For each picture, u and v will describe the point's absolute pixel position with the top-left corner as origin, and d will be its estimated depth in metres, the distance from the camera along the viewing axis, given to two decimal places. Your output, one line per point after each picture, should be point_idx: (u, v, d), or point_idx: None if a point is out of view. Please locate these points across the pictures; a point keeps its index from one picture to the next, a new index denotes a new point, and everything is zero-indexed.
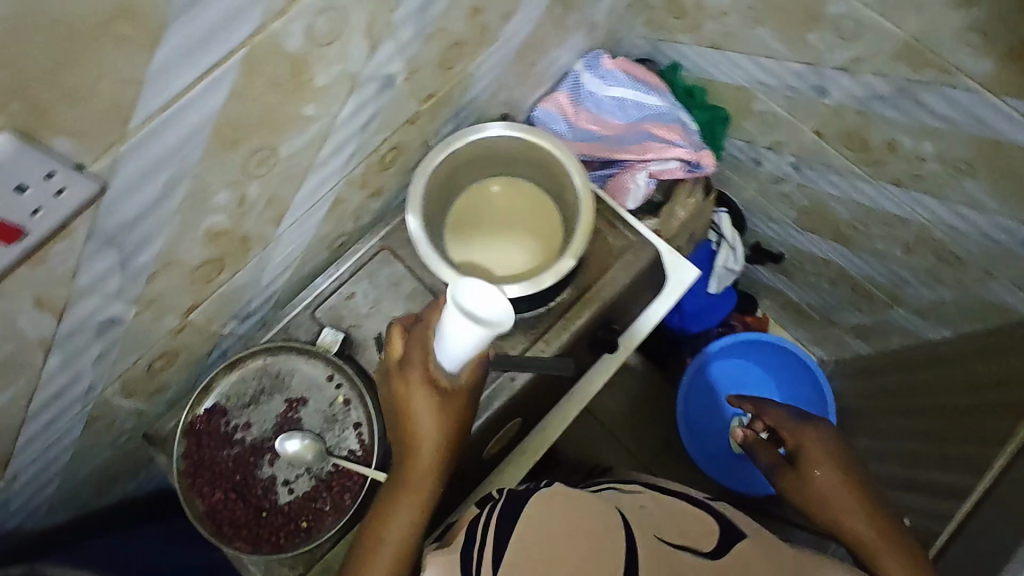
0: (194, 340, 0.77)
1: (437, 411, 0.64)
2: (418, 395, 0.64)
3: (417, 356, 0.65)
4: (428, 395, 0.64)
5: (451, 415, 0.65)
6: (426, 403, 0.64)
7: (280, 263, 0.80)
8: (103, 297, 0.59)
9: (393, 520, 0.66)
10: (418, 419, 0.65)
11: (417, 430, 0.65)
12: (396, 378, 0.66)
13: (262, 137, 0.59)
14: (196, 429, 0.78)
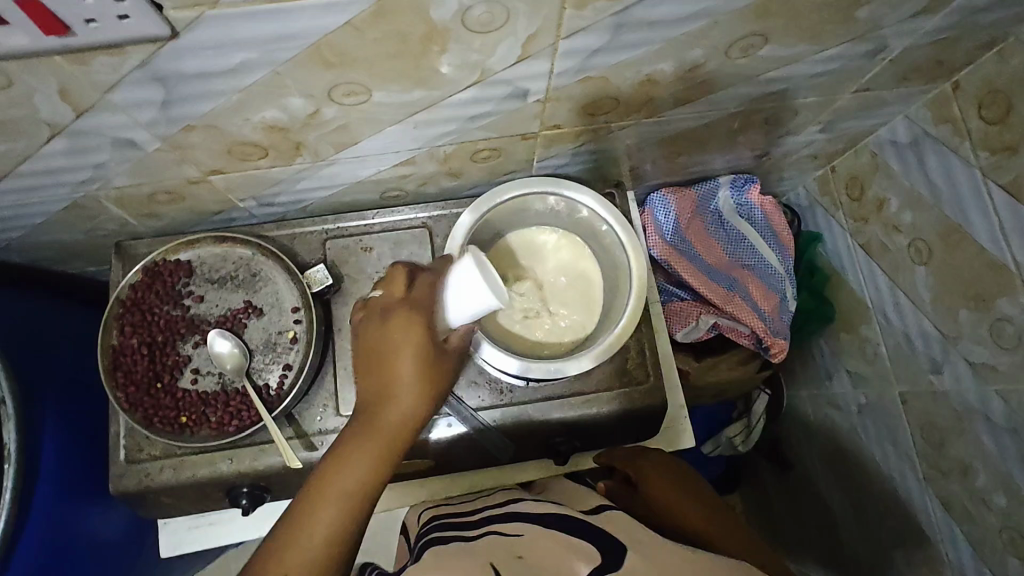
0: (206, 197, 0.74)
1: (431, 362, 0.57)
2: (408, 336, 0.57)
3: (404, 288, 0.60)
4: (427, 346, 0.57)
5: (438, 374, 0.57)
6: (414, 358, 0.56)
7: (326, 181, 0.76)
8: (131, 120, 0.56)
9: (356, 466, 0.54)
10: (403, 364, 0.56)
11: (397, 377, 0.56)
12: (378, 319, 0.58)
13: (361, 74, 0.54)
14: (158, 272, 0.75)
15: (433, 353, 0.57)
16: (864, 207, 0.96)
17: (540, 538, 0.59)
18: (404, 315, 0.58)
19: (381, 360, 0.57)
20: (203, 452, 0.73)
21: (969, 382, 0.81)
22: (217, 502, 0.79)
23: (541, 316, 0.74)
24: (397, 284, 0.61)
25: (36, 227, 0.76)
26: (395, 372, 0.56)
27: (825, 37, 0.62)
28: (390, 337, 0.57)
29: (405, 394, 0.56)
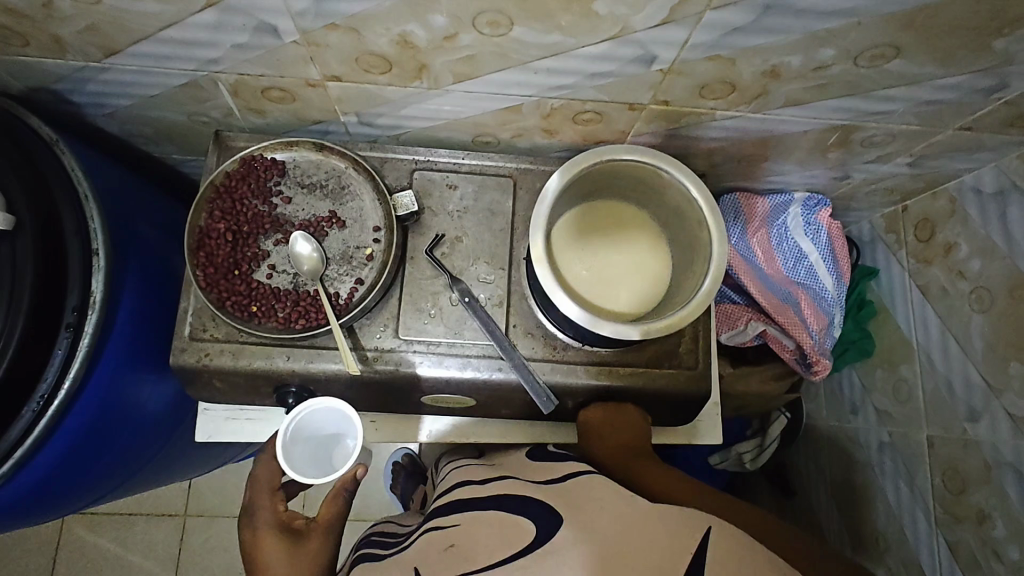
0: (313, 103, 0.77)
1: (296, 548, 0.76)
2: (272, 544, 0.75)
3: (270, 484, 0.80)
4: (288, 546, 0.76)
5: (312, 553, 0.75)
6: (280, 560, 0.74)
7: (430, 111, 0.78)
8: (283, 6, 0.58)
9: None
10: (280, 557, 0.74)
11: (279, 558, 0.74)
12: (250, 532, 0.78)
13: (511, 4, 0.56)
14: (252, 166, 0.78)
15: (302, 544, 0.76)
16: (929, 250, 0.97)
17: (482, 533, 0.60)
18: (266, 532, 0.77)
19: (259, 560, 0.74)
20: (263, 344, 0.76)
21: (1005, 434, 0.82)
22: (262, 398, 0.81)
23: (610, 283, 0.77)
24: (261, 507, 0.79)
25: (146, 100, 0.78)
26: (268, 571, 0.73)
27: (953, 62, 0.63)
28: (258, 543, 0.76)
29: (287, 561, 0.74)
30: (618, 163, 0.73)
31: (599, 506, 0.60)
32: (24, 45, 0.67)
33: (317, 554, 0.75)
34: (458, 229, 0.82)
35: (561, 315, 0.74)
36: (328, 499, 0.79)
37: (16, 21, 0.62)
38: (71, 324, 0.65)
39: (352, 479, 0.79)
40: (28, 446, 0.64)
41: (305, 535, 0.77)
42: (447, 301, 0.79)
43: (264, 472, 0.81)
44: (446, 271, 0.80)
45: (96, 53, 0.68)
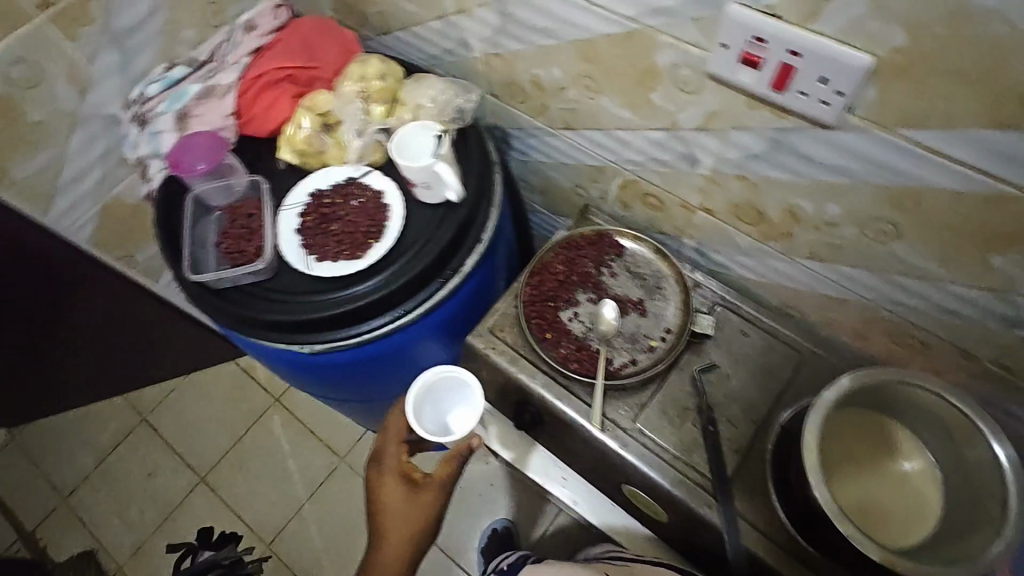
0: (672, 218, 0.93)
1: (413, 501, 0.87)
2: (398, 491, 0.87)
3: (399, 432, 0.89)
4: (412, 497, 0.87)
5: (427, 506, 0.87)
6: (399, 501, 0.86)
7: (761, 267, 0.89)
8: (717, 150, 0.75)
9: (396, 537, 0.86)
10: (400, 499, 0.86)
11: (401, 500, 0.86)
12: (374, 472, 0.89)
13: (911, 224, 0.65)
14: (603, 240, 0.97)
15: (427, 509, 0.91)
16: None
17: None
18: (390, 481, 0.87)
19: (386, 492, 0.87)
20: (535, 366, 0.90)
21: None
22: (503, 403, 0.96)
23: (852, 491, 0.75)
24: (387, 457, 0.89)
25: (553, 163, 1.04)
26: (389, 509, 0.86)
27: None
28: (383, 486, 0.87)
29: (424, 500, 0.87)
30: (923, 397, 0.72)
31: None
32: (518, 102, 0.96)
33: (429, 507, 0.87)
34: (731, 368, 0.89)
35: (796, 492, 0.74)
36: (445, 460, 0.88)
37: (531, 89, 0.91)
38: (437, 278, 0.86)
39: (467, 448, 0.87)
40: (362, 336, 0.84)
41: (428, 492, 0.87)
42: (690, 421, 0.86)
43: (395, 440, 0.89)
44: (704, 396, 0.87)
45: (556, 124, 0.94)
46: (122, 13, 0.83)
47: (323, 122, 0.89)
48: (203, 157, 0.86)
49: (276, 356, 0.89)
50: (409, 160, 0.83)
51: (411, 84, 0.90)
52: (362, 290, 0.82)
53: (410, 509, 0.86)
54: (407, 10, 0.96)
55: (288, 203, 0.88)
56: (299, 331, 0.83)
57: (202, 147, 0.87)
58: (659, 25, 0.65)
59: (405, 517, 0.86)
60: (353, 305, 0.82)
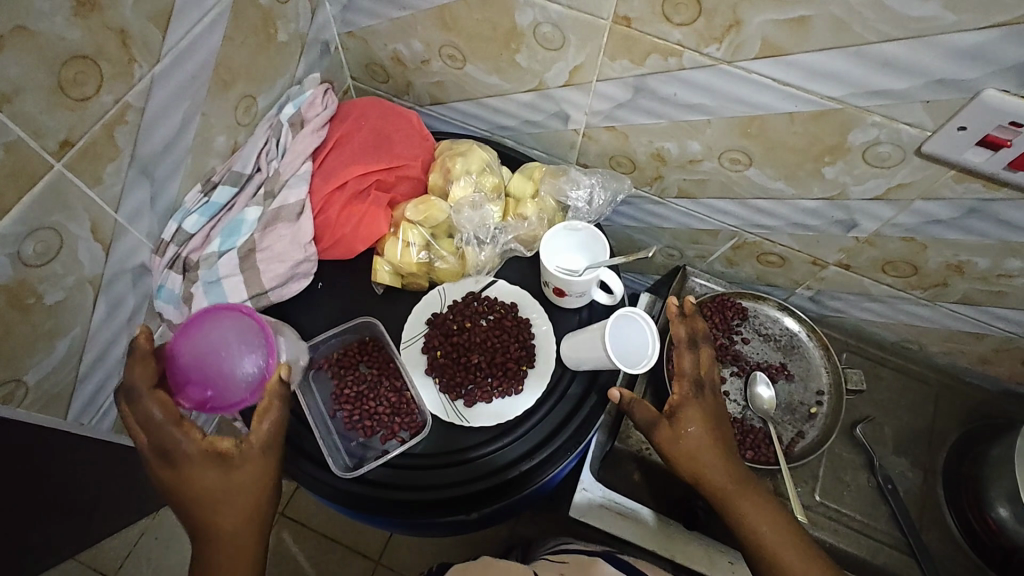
0: (794, 274, 0.90)
1: (231, 471, 0.54)
2: (203, 474, 0.53)
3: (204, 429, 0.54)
4: (222, 495, 0.54)
5: (246, 503, 0.55)
6: (221, 478, 0.54)
7: (892, 312, 0.88)
8: (890, 214, 0.72)
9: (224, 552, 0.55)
10: (222, 482, 0.54)
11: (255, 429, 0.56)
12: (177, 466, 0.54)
13: None
14: (724, 304, 0.90)
15: (694, 397, 0.68)
16: None
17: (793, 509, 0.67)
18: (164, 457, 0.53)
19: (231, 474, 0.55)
20: None
21: None
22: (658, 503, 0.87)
23: None
24: (134, 426, 0.52)
25: (645, 227, 0.95)
26: (193, 475, 0.53)
27: None
28: (187, 501, 0.54)
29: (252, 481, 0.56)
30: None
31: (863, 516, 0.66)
32: (621, 173, 0.85)
33: (244, 510, 0.55)
34: (880, 415, 0.88)
35: (994, 526, 0.76)
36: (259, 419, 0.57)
37: (646, 160, 0.81)
38: (594, 402, 0.70)
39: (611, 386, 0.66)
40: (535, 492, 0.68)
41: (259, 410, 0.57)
42: (864, 480, 0.84)
43: (153, 400, 0.52)
44: (870, 452, 0.85)
45: (670, 192, 0.85)
46: (152, 134, 0.60)
47: (433, 235, 0.73)
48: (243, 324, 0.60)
49: (414, 530, 0.70)
50: (569, 269, 0.72)
51: (525, 175, 0.77)
52: (528, 444, 0.68)
53: (229, 495, 0.54)
54: (483, 81, 0.81)
55: (406, 339, 0.72)
56: (460, 502, 0.65)
57: (224, 334, 0.57)
58: (875, 108, 0.60)
59: (239, 507, 0.55)
60: (529, 461, 0.67)
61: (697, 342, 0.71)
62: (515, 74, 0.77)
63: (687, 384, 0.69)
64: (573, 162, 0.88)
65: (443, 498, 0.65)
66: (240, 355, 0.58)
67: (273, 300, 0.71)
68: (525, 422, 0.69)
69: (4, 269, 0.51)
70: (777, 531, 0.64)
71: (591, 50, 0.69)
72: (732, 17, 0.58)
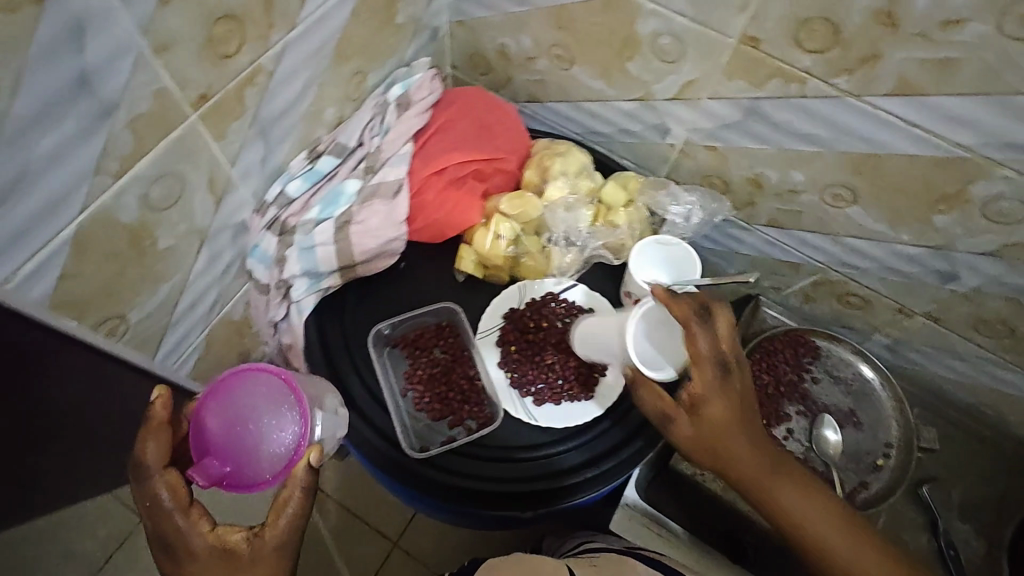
0: (874, 319, 0.87)
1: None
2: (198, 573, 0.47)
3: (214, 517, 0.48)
4: None
5: None
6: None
7: (974, 373, 0.85)
8: (996, 272, 0.69)
9: None
10: None
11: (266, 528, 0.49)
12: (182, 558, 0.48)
13: None
14: (797, 340, 0.88)
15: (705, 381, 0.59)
16: None
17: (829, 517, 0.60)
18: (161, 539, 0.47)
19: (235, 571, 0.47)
20: None
21: None
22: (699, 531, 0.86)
23: None
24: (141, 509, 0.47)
25: (723, 251, 0.93)
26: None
27: None
28: None
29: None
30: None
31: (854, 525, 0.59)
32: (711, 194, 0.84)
33: None
34: (947, 478, 0.84)
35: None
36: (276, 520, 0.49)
37: (740, 184, 0.80)
38: None
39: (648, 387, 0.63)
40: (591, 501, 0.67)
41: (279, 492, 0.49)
42: (924, 542, 0.80)
43: (162, 481, 0.47)
44: (934, 515, 0.81)
45: (759, 220, 0.83)
46: (275, 97, 0.62)
47: (522, 230, 0.73)
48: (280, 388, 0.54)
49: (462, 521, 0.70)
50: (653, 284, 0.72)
51: (619, 183, 0.76)
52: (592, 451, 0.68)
53: None
54: (587, 84, 0.81)
55: (482, 330, 0.72)
56: (520, 498, 0.65)
57: (255, 400, 0.52)
58: (1007, 160, 0.58)
59: None
60: (594, 469, 0.67)
61: (699, 312, 0.58)
62: (623, 81, 0.77)
63: (707, 366, 0.58)
64: (662, 176, 0.87)
65: (505, 491, 0.65)
66: (272, 428, 0.52)
67: (359, 274, 0.72)
68: (592, 429, 0.69)
69: (132, 209, 0.53)
70: (823, 526, 0.58)
71: (709, 67, 0.68)
72: (871, 50, 0.57)
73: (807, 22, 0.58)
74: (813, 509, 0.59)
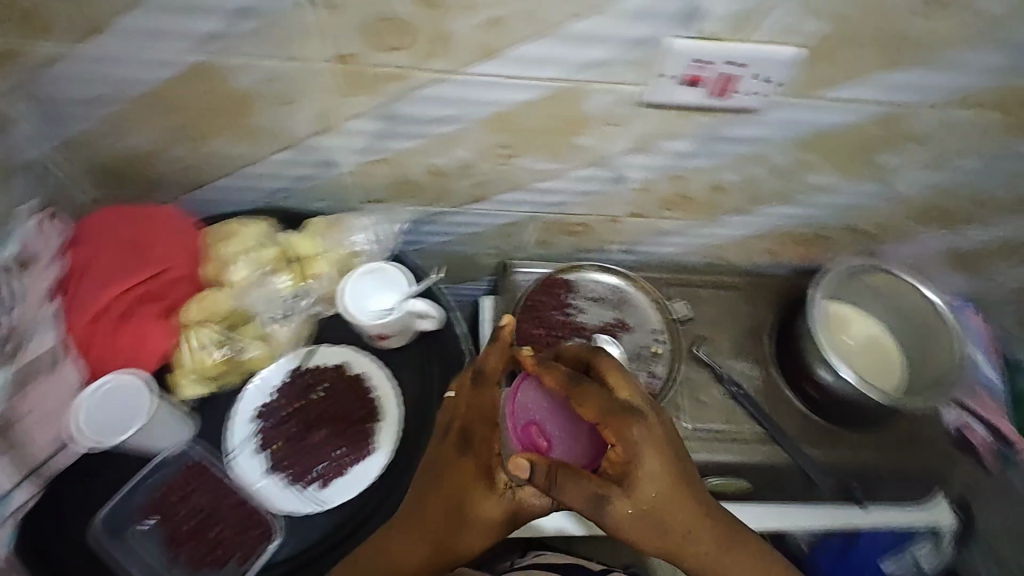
0: (600, 236, 0.96)
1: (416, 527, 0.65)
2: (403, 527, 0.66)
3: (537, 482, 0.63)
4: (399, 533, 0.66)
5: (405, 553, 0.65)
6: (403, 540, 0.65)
7: (689, 238, 0.97)
8: (649, 163, 0.79)
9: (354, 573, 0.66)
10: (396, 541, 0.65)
11: (473, 515, 0.63)
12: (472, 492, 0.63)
13: (820, 158, 0.79)
14: (550, 284, 0.95)
15: (470, 455, 0.63)
16: None
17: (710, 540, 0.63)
18: (458, 453, 0.64)
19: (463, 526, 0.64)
20: None
21: None
22: None
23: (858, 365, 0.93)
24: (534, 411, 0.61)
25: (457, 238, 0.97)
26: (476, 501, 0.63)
27: None
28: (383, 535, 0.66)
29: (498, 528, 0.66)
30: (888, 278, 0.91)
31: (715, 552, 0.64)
32: (411, 198, 0.86)
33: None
34: (711, 334, 0.97)
35: (819, 399, 0.91)
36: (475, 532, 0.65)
37: (426, 179, 0.82)
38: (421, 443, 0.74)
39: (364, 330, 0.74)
40: None
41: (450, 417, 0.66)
42: (718, 393, 0.93)
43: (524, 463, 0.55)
44: (713, 367, 0.95)
45: (463, 200, 0.87)
46: None
47: (225, 329, 0.74)
48: (535, 397, 0.61)
49: None
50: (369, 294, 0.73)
51: (303, 233, 0.76)
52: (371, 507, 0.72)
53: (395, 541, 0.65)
54: (232, 152, 0.76)
55: (231, 447, 0.74)
56: None
57: (552, 421, 0.61)
58: (590, 78, 0.66)
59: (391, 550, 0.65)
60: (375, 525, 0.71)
61: (577, 376, 0.59)
62: (261, 137, 0.73)
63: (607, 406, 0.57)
64: (363, 207, 0.87)
65: None
66: (560, 430, 0.61)
67: (53, 472, 0.70)
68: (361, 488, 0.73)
69: None
70: (647, 532, 0.60)
71: (323, 94, 0.68)
72: (432, 32, 0.60)
73: (369, 29, 0.59)
74: (661, 492, 0.59)
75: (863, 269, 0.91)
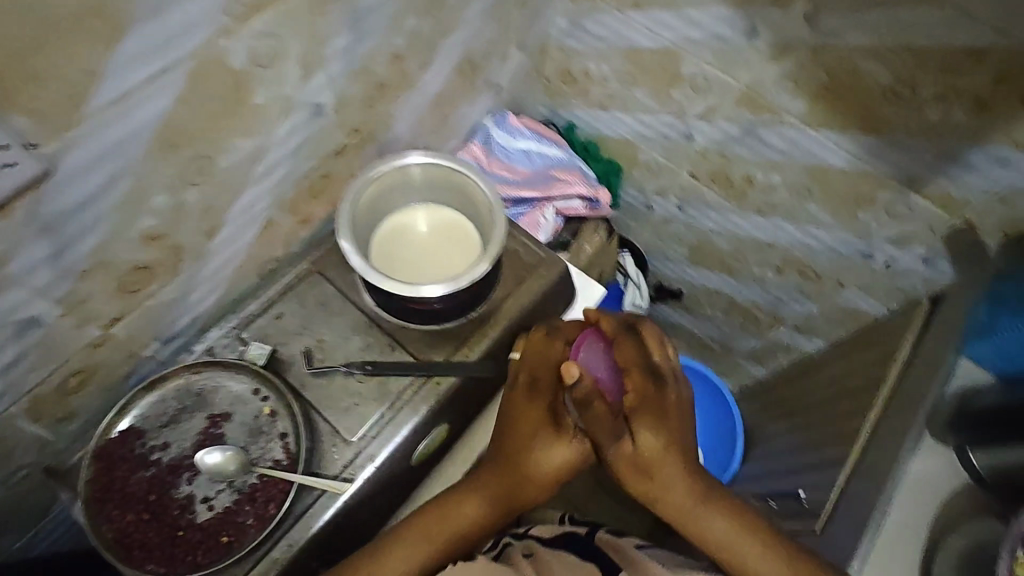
0: (115, 360, 0.77)
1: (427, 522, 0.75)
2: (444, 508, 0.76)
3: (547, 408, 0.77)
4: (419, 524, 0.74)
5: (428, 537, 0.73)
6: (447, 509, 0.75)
7: (208, 280, 0.82)
8: (29, 292, 0.61)
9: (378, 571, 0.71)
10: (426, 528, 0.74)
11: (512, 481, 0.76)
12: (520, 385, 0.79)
13: (203, 144, 0.67)
14: (108, 453, 0.76)
15: (534, 392, 0.78)
16: (576, 84, 1.27)
17: (673, 463, 0.72)
18: (525, 390, 0.79)
19: (527, 455, 0.75)
20: (257, 563, 0.73)
21: (708, 128, 1.13)
22: None
23: (440, 259, 0.91)
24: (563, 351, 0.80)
25: None
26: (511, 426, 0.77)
27: None
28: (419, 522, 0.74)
29: (546, 475, 0.76)
30: (384, 176, 0.88)
31: (676, 470, 0.72)
32: None
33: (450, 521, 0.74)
34: (314, 339, 0.86)
35: (440, 306, 0.86)
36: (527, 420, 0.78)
37: None
38: None
39: None
40: None
41: (516, 372, 0.81)
42: (358, 385, 0.84)
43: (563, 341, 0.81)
44: (336, 365, 0.84)
45: None
46: None
47: None
48: (596, 348, 0.80)
49: None
50: None
51: None
52: None
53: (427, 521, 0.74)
54: None
55: None
56: None
57: (593, 355, 0.79)
58: None
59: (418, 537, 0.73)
60: None
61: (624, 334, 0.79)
62: None
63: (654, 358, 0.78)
64: None
65: None
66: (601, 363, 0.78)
67: None
68: None
69: None
70: (677, 471, 0.72)
71: None
72: None
73: None
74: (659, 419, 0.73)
75: (368, 181, 0.86)
